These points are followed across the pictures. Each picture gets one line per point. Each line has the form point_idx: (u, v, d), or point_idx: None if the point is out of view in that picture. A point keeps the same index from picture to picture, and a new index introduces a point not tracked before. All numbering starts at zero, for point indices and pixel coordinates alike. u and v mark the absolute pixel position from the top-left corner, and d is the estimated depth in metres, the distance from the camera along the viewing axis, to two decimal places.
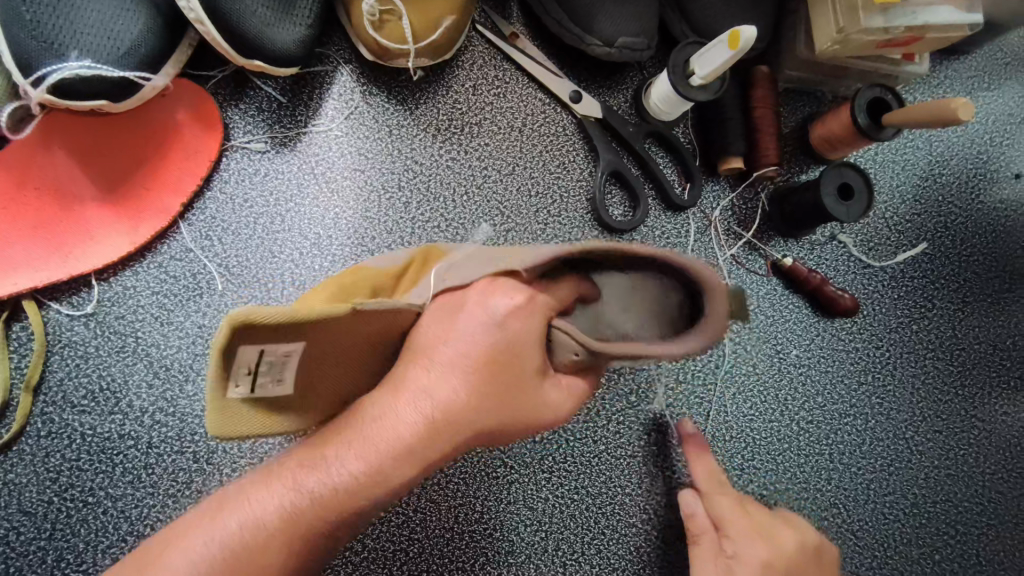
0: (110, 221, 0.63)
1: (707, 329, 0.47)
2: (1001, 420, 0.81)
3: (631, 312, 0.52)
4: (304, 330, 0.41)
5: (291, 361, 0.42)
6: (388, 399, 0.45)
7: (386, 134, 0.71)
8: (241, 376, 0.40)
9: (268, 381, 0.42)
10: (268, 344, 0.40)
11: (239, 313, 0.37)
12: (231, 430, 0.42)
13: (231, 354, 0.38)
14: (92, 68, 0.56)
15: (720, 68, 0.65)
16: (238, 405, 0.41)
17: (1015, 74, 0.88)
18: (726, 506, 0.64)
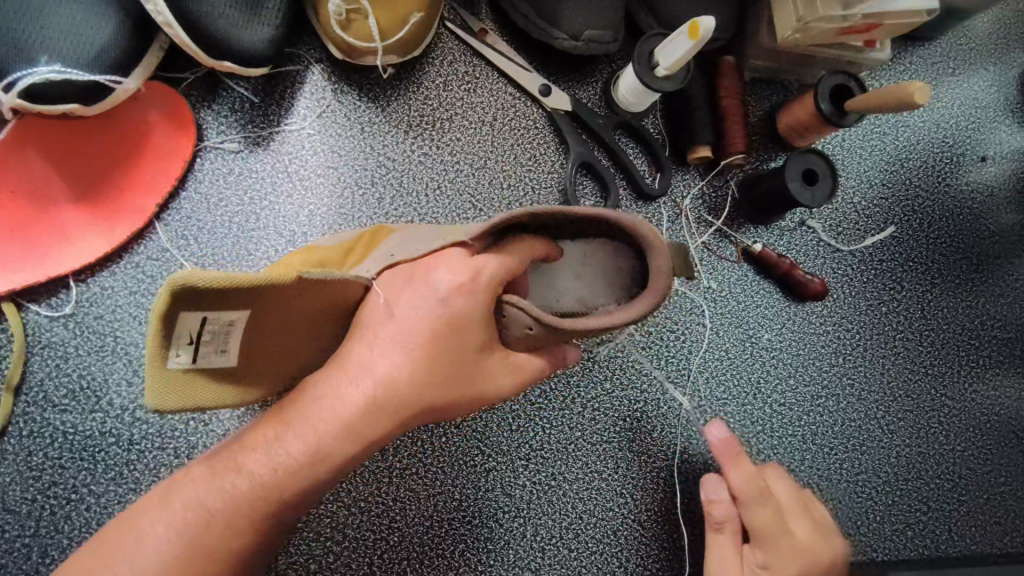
0: (86, 223, 0.64)
1: (655, 282, 0.50)
2: (970, 398, 0.83)
3: (582, 278, 0.57)
4: (245, 297, 0.43)
5: (234, 330, 0.44)
6: (335, 377, 0.47)
7: (359, 132, 0.72)
8: (182, 344, 0.42)
9: (210, 349, 0.44)
10: (209, 310, 0.42)
11: (180, 277, 0.39)
12: (168, 399, 0.44)
13: (173, 318, 0.41)
14: (61, 72, 0.57)
15: (684, 58, 0.66)
16: (178, 373, 0.43)
17: (980, 59, 0.90)
18: (763, 518, 0.63)
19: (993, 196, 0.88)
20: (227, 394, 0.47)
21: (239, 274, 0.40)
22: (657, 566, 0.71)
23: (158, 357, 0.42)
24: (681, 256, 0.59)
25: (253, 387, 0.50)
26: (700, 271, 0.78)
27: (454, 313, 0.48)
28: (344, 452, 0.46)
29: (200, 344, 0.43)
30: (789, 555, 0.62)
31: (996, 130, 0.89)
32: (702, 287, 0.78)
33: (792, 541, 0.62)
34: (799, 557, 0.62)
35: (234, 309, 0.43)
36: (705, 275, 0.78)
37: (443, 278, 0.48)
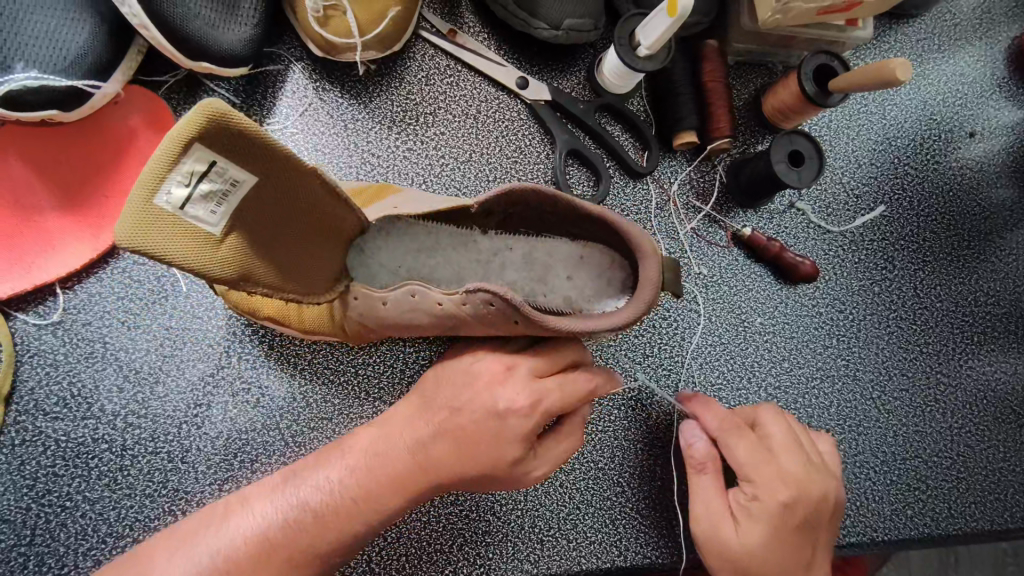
0: (72, 230, 0.64)
1: (640, 289, 0.51)
2: (966, 375, 0.82)
3: (574, 279, 0.61)
4: (256, 157, 0.48)
5: (236, 189, 0.48)
6: (394, 437, 0.55)
7: (342, 129, 0.72)
8: (184, 177, 0.45)
9: (203, 203, 0.47)
10: (221, 156, 0.46)
11: (218, 105, 0.44)
12: (144, 239, 0.44)
13: (184, 149, 0.44)
14: (39, 78, 0.57)
15: (664, 36, 0.65)
16: (162, 212, 0.45)
17: (965, 34, 0.89)
18: (748, 450, 0.62)
19: (982, 171, 0.87)
20: (199, 263, 0.47)
21: (263, 129, 0.46)
22: (657, 553, 0.70)
23: (154, 185, 0.44)
24: (672, 271, 0.58)
25: (226, 271, 0.50)
26: (690, 257, 0.78)
27: (517, 430, 0.52)
28: (392, 500, 0.52)
29: (198, 192, 0.46)
30: (771, 482, 0.60)
31: (984, 106, 0.88)
32: (692, 273, 0.78)
33: (774, 470, 0.61)
34: (782, 483, 0.60)
35: (241, 168, 0.47)
36: (695, 261, 0.78)
37: (512, 398, 0.53)
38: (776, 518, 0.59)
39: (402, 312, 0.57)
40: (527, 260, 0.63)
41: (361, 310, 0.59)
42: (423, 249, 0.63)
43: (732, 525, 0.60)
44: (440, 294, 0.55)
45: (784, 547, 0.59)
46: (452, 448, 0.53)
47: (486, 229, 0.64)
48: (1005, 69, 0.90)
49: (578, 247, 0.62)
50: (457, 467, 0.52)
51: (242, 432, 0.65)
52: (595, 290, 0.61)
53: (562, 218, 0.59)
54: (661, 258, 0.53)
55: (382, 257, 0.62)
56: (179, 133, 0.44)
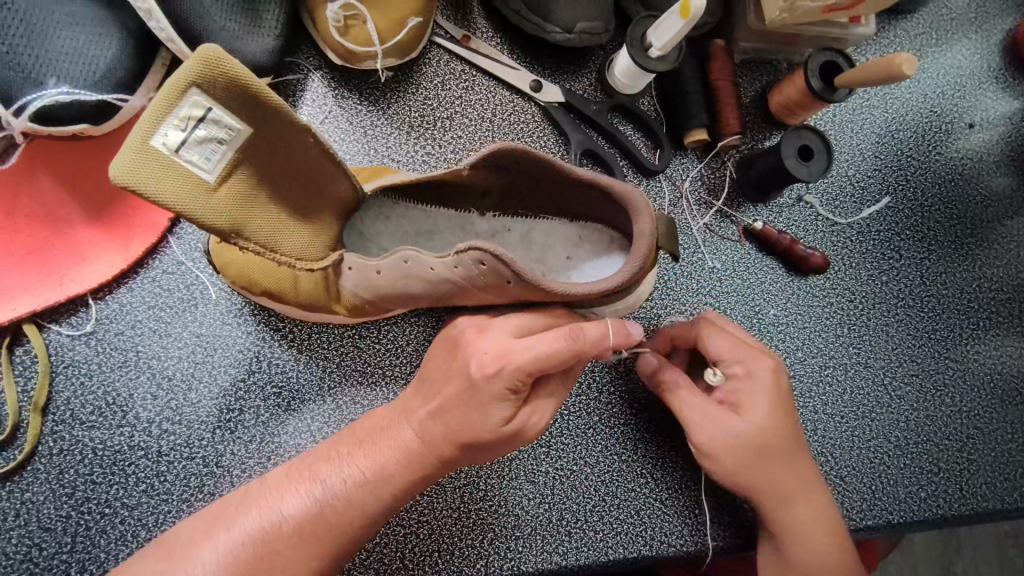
0: (102, 242, 0.65)
1: (635, 245, 0.53)
2: (973, 359, 0.85)
3: (572, 258, 0.65)
4: (252, 109, 0.51)
5: (231, 139, 0.51)
6: (397, 419, 0.57)
7: (362, 135, 0.73)
8: (180, 120, 0.48)
9: (199, 149, 0.49)
10: (217, 104, 0.49)
11: (215, 52, 0.48)
12: (138, 175, 0.47)
13: (184, 92, 0.48)
14: (71, 93, 0.58)
15: (676, 37, 0.67)
16: (158, 152, 0.48)
17: (962, 28, 0.92)
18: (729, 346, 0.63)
19: (983, 160, 0.90)
20: (190, 206, 0.49)
21: (260, 82, 0.50)
22: (682, 541, 0.72)
23: (150, 126, 0.47)
24: (665, 230, 0.59)
25: (217, 221, 0.51)
26: (704, 252, 0.80)
27: (490, 392, 0.52)
28: (404, 478, 0.54)
29: (192, 137, 0.49)
30: (749, 362, 0.62)
31: (982, 97, 0.91)
32: (707, 267, 0.79)
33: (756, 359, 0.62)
34: (757, 360, 0.62)
35: (237, 120, 0.51)
36: (709, 255, 0.80)
37: (481, 358, 0.53)
38: (770, 394, 0.61)
39: (396, 279, 0.58)
40: (525, 240, 0.67)
41: (355, 280, 0.60)
42: (421, 231, 0.66)
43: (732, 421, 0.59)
44: (433, 258, 0.56)
45: (783, 420, 0.61)
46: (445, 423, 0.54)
47: (484, 211, 0.67)
48: (1000, 61, 0.92)
49: (575, 227, 0.66)
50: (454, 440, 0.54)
51: (274, 436, 0.66)
52: (591, 264, 0.64)
53: (558, 196, 0.63)
54: (654, 218, 0.54)
55: (382, 240, 0.66)
56: (178, 76, 0.47)
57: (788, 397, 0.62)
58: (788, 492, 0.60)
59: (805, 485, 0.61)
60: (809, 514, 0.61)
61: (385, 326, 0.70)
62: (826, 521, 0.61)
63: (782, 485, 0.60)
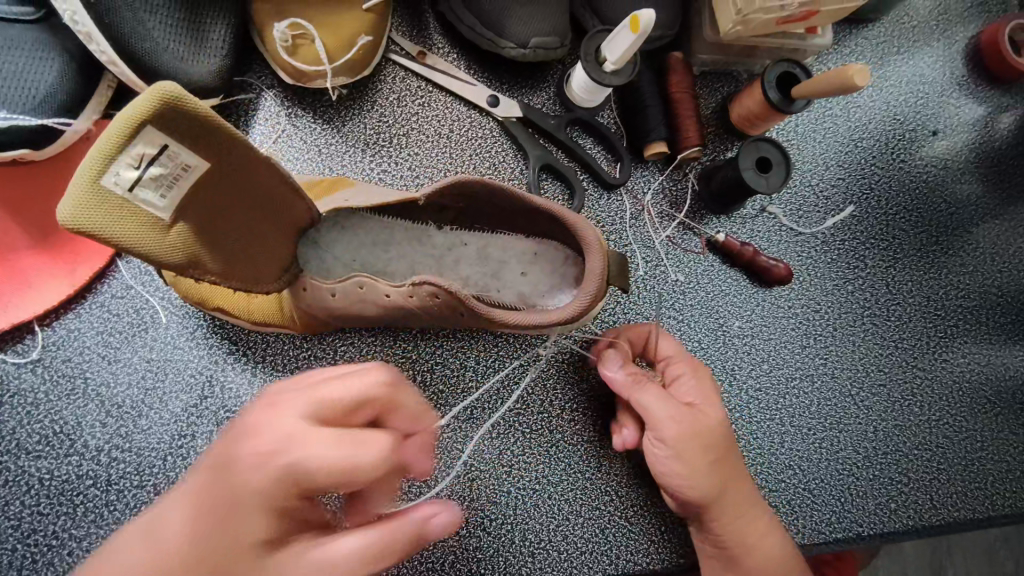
0: (49, 268, 0.64)
1: (586, 283, 0.56)
2: (941, 368, 0.84)
3: (528, 275, 0.66)
4: (209, 143, 0.48)
5: (186, 175, 0.48)
6: (139, 529, 0.39)
7: (317, 154, 0.73)
8: (134, 157, 0.45)
9: (152, 186, 0.46)
10: (172, 140, 0.46)
11: (170, 89, 0.44)
12: (87, 216, 0.45)
13: (136, 131, 0.44)
14: (9, 119, 0.57)
15: (628, 51, 0.66)
16: (109, 193, 0.45)
17: (923, 35, 0.92)
18: (672, 345, 0.68)
19: (947, 167, 0.90)
20: (144, 246, 0.47)
21: (218, 117, 0.47)
22: (648, 560, 0.71)
23: (100, 166, 0.44)
24: (619, 265, 0.62)
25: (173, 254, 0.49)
26: (667, 265, 0.79)
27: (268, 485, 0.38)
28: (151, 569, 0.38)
29: (144, 175, 0.46)
30: (688, 365, 0.66)
31: (945, 104, 0.91)
32: (670, 280, 0.79)
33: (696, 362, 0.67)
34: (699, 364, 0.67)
35: (193, 154, 0.48)
36: (672, 268, 0.79)
37: (272, 433, 0.39)
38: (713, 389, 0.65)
39: (353, 302, 0.59)
40: (481, 255, 0.67)
41: (309, 302, 0.59)
42: (378, 242, 0.65)
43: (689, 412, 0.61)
44: (388, 286, 0.57)
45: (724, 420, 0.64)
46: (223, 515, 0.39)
47: (441, 225, 0.67)
48: (962, 68, 0.92)
49: (532, 244, 0.66)
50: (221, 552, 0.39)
51: None
52: (545, 283, 0.65)
53: (515, 216, 0.63)
54: (606, 257, 0.57)
55: (337, 250, 0.64)
56: (127, 114, 0.44)
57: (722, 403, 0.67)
58: (735, 498, 0.62)
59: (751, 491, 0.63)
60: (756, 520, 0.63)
61: (340, 346, 0.69)
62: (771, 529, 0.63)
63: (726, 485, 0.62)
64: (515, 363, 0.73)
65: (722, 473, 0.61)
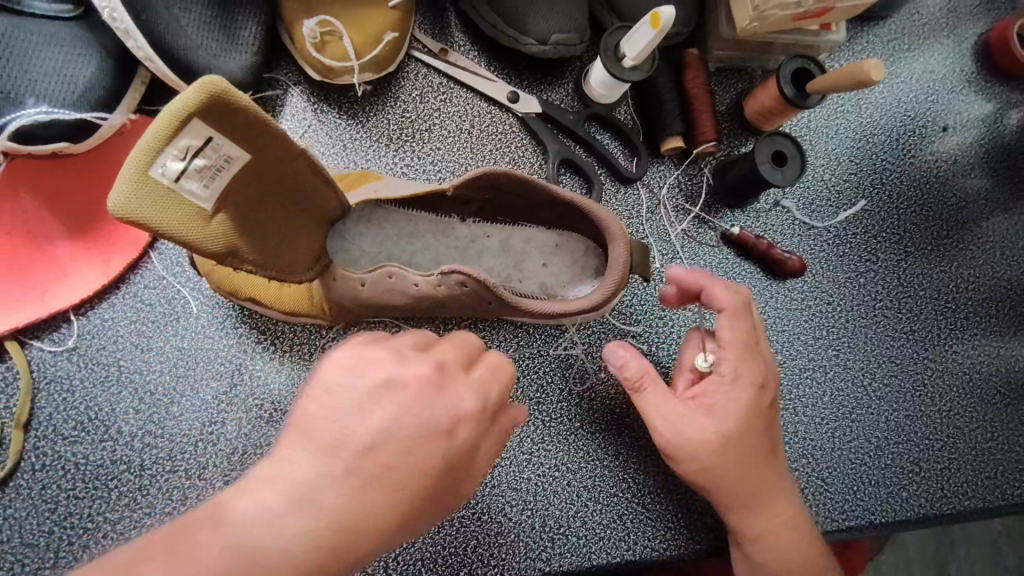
0: (84, 259, 0.66)
1: (609, 270, 0.58)
2: (952, 359, 0.86)
3: (550, 266, 0.67)
4: (250, 136, 0.50)
5: (228, 166, 0.50)
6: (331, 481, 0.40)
7: (342, 148, 0.74)
8: (180, 148, 0.47)
9: (198, 177, 0.49)
10: (216, 133, 0.48)
11: (215, 82, 0.46)
12: (136, 205, 0.47)
13: (183, 124, 0.46)
14: (49, 112, 0.58)
15: (648, 47, 0.68)
16: (157, 184, 0.47)
17: (933, 32, 0.93)
18: (733, 334, 0.62)
19: (957, 163, 0.91)
20: (187, 234, 0.49)
21: (259, 109, 0.49)
22: (665, 546, 0.73)
23: (149, 158, 0.47)
24: (641, 254, 0.64)
25: (213, 244, 0.51)
26: (682, 258, 0.81)
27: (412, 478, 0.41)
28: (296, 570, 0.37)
29: (189, 166, 0.48)
30: (736, 363, 0.62)
31: (955, 100, 0.92)
32: None
33: (747, 362, 0.62)
34: (756, 366, 0.62)
35: (235, 146, 0.50)
36: (687, 261, 0.81)
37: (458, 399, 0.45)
38: (751, 394, 0.61)
39: (381, 293, 0.60)
40: (503, 246, 0.68)
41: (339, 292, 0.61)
42: (403, 235, 0.66)
43: (704, 419, 0.60)
44: (417, 275, 0.58)
45: (756, 425, 0.61)
46: (365, 505, 0.39)
47: (464, 217, 0.68)
48: (972, 65, 0.93)
49: (553, 236, 0.68)
50: (387, 508, 0.40)
51: (256, 448, 0.66)
52: (567, 273, 0.67)
53: (538, 207, 0.65)
54: (628, 243, 0.59)
55: (364, 242, 0.65)
56: (175, 107, 0.46)
57: (769, 405, 0.62)
58: (763, 502, 0.61)
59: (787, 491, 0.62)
60: (773, 519, 0.61)
61: None
62: (792, 529, 0.62)
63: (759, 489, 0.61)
64: (534, 353, 0.75)
65: (742, 481, 0.60)
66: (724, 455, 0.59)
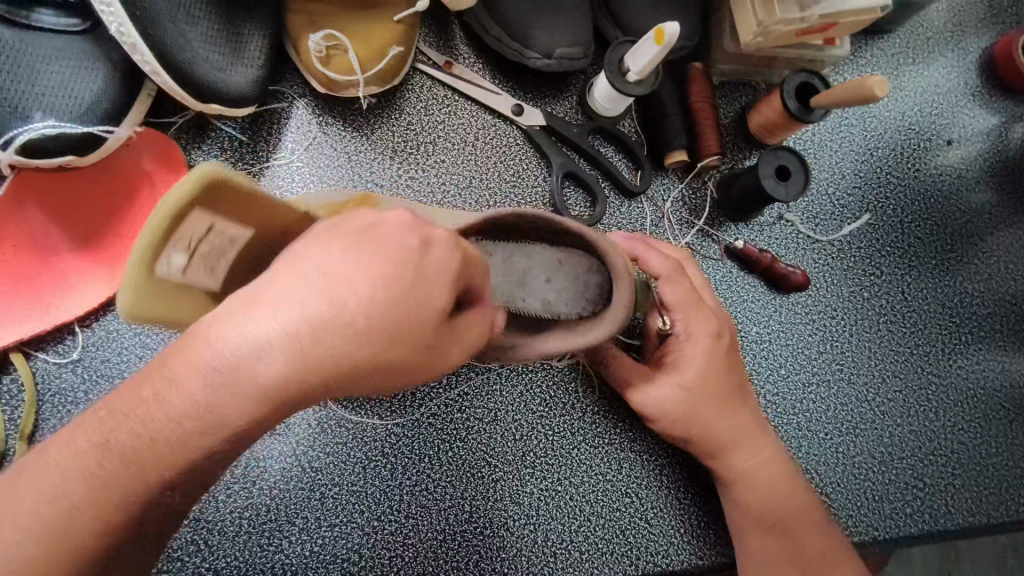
0: (89, 271, 0.66)
1: (615, 315, 0.55)
2: (956, 374, 0.85)
3: (549, 281, 0.62)
4: (249, 214, 0.49)
5: (230, 246, 0.49)
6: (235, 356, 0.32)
7: (346, 161, 0.75)
8: (178, 243, 0.46)
9: (200, 265, 0.48)
10: (213, 218, 0.47)
11: (206, 169, 0.45)
12: (141, 306, 0.46)
13: (179, 217, 0.45)
14: (57, 127, 0.59)
15: (652, 62, 0.68)
16: (162, 280, 0.47)
17: (938, 46, 0.93)
18: (678, 291, 0.63)
19: (962, 176, 0.91)
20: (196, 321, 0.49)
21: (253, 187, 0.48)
22: (667, 561, 0.72)
23: (149, 257, 0.46)
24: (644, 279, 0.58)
25: None
26: None
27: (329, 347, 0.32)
28: (255, 416, 0.33)
29: (191, 255, 0.47)
30: (687, 319, 0.63)
31: (959, 114, 0.92)
32: None
33: (697, 315, 0.64)
34: (705, 318, 0.64)
35: (235, 225, 0.49)
36: None
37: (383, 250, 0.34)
38: (707, 346, 0.64)
39: None
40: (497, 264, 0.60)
41: None
42: None
43: (668, 379, 0.63)
44: None
45: (717, 373, 0.64)
46: (266, 366, 0.31)
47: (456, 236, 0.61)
48: (977, 78, 0.93)
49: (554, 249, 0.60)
50: (289, 369, 0.31)
51: None
52: (566, 289, 0.61)
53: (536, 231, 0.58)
54: (634, 284, 0.56)
55: None
56: (168, 204, 0.45)
57: (727, 350, 0.65)
58: (738, 444, 0.65)
59: (760, 428, 0.67)
60: (754, 457, 0.65)
61: None
62: (768, 467, 0.66)
63: (744, 432, 0.65)
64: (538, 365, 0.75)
65: (717, 432, 0.64)
66: (696, 406, 0.63)
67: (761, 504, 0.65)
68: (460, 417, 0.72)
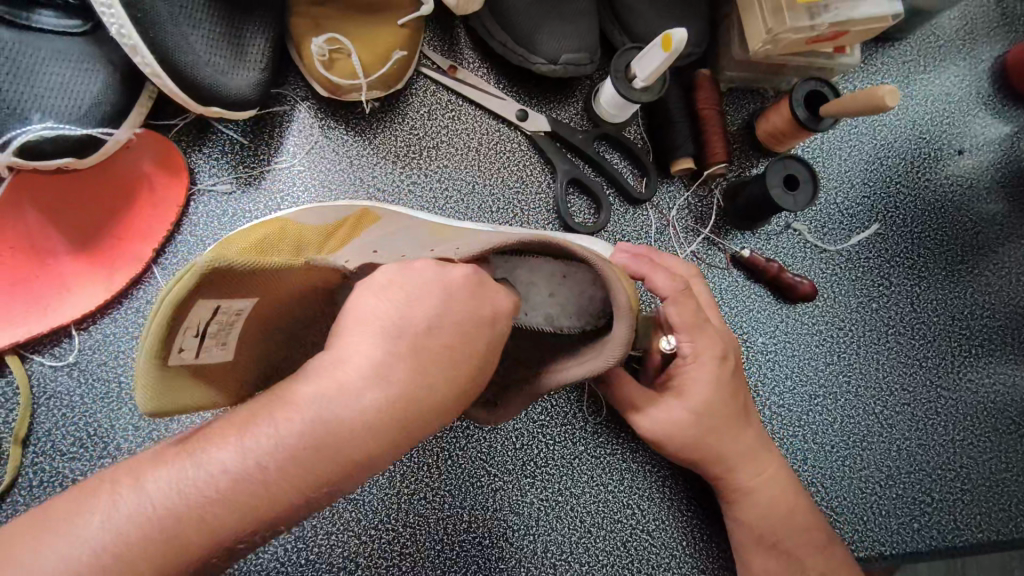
0: (87, 273, 0.66)
1: (607, 350, 0.49)
2: (966, 388, 0.84)
3: (556, 296, 0.59)
4: (256, 287, 0.41)
5: (239, 319, 0.41)
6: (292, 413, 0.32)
7: (348, 165, 0.74)
8: (188, 334, 0.39)
9: (212, 343, 0.41)
10: (223, 300, 0.39)
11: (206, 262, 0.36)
12: (164, 403, 0.41)
13: (183, 308, 0.37)
14: (55, 128, 0.59)
15: (659, 69, 0.67)
16: (176, 370, 0.40)
17: (950, 54, 0.92)
18: (681, 311, 0.60)
19: (973, 186, 0.90)
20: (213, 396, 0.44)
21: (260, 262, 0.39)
22: None
23: (159, 354, 0.38)
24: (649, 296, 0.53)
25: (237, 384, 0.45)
26: None
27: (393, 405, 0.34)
28: (306, 495, 0.31)
29: (205, 337, 0.40)
30: (692, 339, 0.60)
31: (971, 124, 0.91)
32: None
33: (702, 332, 0.61)
34: (711, 340, 0.61)
35: (244, 297, 0.41)
36: None
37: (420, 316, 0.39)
38: (714, 366, 0.61)
39: None
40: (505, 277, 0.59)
41: None
42: None
43: (673, 400, 0.60)
44: None
45: (723, 397, 0.61)
46: (346, 422, 0.32)
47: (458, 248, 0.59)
48: (989, 87, 0.92)
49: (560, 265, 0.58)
50: (365, 429, 0.32)
51: None
52: (575, 306, 0.58)
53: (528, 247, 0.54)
54: (635, 321, 0.50)
55: None
56: (171, 298, 0.37)
57: (733, 371, 0.63)
58: (740, 465, 0.63)
59: (763, 447, 0.65)
60: (756, 477, 0.64)
61: None
62: (771, 485, 0.65)
63: (750, 453, 0.64)
64: None
65: (722, 451, 0.62)
66: (702, 427, 0.60)
67: (763, 522, 0.64)
68: (460, 425, 0.71)
